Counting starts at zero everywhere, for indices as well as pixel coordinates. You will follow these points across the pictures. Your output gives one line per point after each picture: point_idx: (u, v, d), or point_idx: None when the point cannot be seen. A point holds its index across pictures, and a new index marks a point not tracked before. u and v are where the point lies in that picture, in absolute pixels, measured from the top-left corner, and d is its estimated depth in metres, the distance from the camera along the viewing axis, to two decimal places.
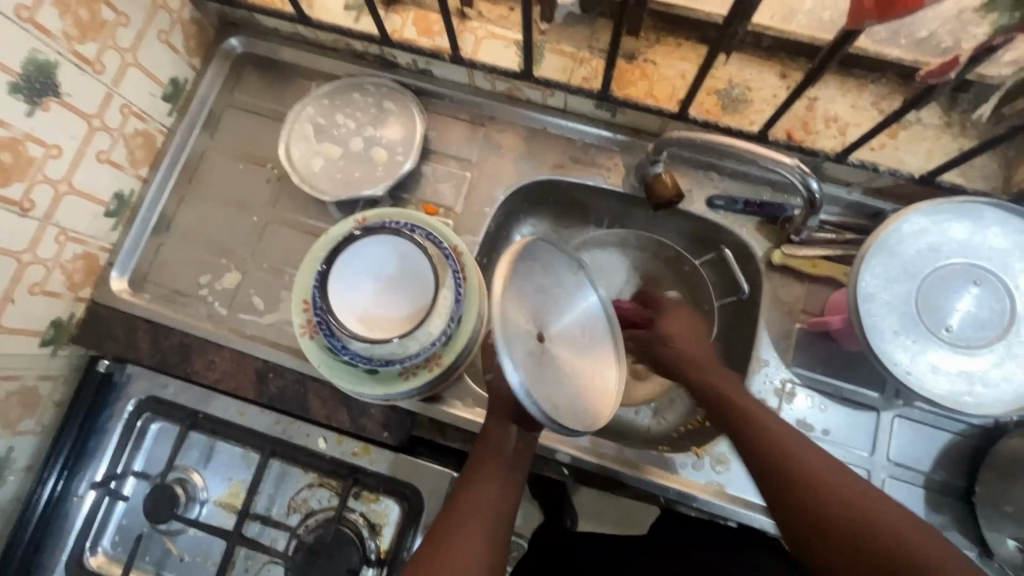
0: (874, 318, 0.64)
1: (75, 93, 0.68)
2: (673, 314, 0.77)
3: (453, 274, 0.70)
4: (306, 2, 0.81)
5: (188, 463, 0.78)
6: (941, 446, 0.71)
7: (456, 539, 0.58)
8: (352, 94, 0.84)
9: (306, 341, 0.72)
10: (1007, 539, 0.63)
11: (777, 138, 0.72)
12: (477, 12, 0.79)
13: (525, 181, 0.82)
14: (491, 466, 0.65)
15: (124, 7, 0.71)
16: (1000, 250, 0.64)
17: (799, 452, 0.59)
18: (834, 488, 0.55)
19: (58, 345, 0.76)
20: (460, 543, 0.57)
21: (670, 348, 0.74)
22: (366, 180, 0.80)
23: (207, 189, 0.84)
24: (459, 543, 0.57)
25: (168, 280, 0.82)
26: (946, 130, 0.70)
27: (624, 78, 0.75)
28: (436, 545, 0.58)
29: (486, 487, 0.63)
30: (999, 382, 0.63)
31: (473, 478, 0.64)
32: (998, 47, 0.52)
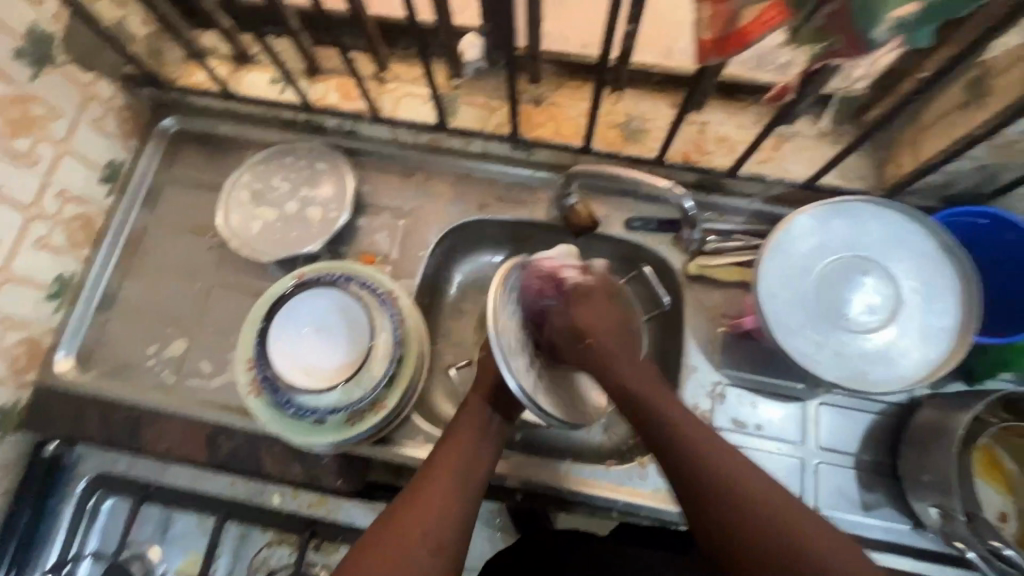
0: (779, 315, 0.69)
1: (10, 186, 0.71)
2: (597, 300, 0.70)
3: (389, 319, 0.74)
4: (233, 80, 0.87)
5: (143, 538, 0.80)
6: (865, 428, 0.76)
7: (426, 515, 0.58)
8: (285, 158, 0.88)
9: (253, 399, 0.74)
10: (931, 507, 0.68)
11: (674, 161, 0.79)
12: (394, 74, 0.86)
13: (455, 223, 0.87)
14: (467, 444, 0.65)
15: (54, 101, 0.75)
16: (880, 239, 0.71)
17: (730, 462, 0.57)
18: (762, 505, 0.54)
19: (4, 432, 0.76)
20: (430, 522, 0.58)
21: (586, 344, 0.66)
22: (303, 238, 0.84)
23: (150, 263, 0.87)
24: (430, 518, 0.58)
25: (115, 355, 0.83)
26: (822, 139, 0.78)
27: (532, 121, 0.82)
28: (404, 523, 0.57)
29: (461, 464, 0.63)
30: (900, 359, 0.68)
31: (447, 455, 0.64)
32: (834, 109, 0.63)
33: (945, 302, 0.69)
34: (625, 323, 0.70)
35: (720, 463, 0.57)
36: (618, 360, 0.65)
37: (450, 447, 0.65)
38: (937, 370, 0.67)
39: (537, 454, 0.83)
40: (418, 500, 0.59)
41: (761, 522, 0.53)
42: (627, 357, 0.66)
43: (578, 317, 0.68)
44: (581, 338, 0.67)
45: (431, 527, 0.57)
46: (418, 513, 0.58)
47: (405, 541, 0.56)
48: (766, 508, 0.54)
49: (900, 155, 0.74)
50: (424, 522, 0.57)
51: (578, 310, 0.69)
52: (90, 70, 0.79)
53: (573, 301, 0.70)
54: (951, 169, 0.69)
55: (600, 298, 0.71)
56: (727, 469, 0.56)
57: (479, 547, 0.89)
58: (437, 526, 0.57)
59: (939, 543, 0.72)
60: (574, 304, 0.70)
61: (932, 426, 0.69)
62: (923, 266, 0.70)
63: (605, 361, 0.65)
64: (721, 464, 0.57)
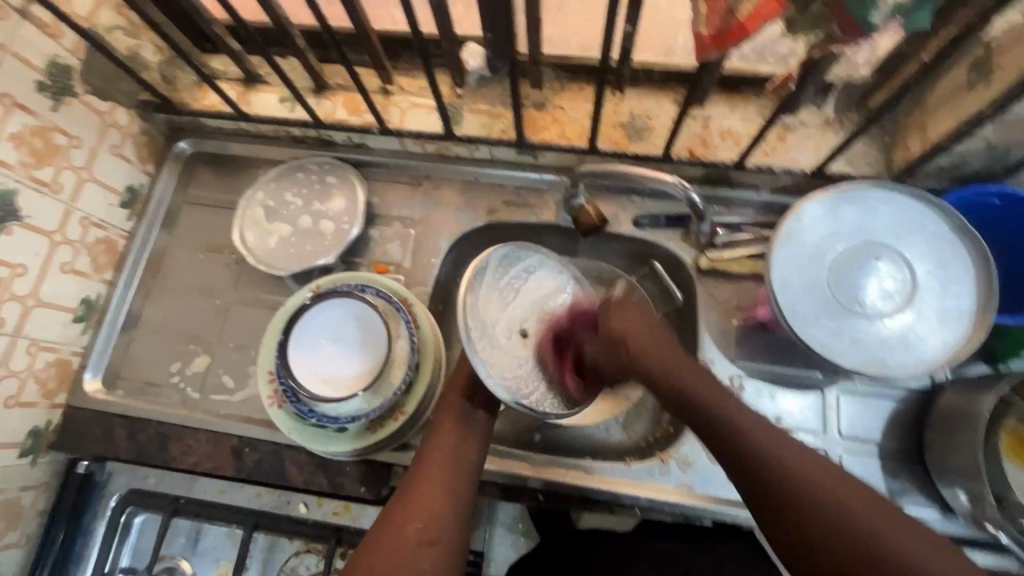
0: (793, 304, 0.69)
1: (36, 215, 0.74)
2: (633, 307, 0.73)
3: (405, 326, 0.74)
4: (243, 101, 0.89)
5: (175, 551, 0.81)
6: (887, 414, 0.75)
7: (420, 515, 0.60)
8: (297, 174, 0.90)
9: (276, 411, 0.75)
10: (959, 492, 0.67)
11: (679, 156, 0.79)
12: (399, 86, 0.87)
13: (465, 229, 0.88)
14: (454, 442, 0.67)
15: (75, 131, 0.78)
16: (892, 224, 0.70)
17: (799, 462, 0.56)
18: (801, 478, 0.55)
19: (38, 453, 0.78)
20: (427, 522, 0.59)
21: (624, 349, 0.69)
22: (317, 251, 0.86)
23: (171, 283, 0.89)
24: (426, 517, 0.59)
25: (141, 373, 0.85)
26: (829, 127, 0.78)
27: (536, 125, 0.83)
28: (403, 522, 0.59)
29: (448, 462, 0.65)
30: (918, 343, 0.68)
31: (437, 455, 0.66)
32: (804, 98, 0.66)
33: (962, 285, 0.68)
34: (652, 319, 0.72)
35: (761, 439, 0.59)
36: (658, 359, 0.67)
37: (440, 445, 0.67)
38: (957, 353, 0.66)
39: (556, 454, 0.83)
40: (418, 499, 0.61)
41: (797, 494, 0.54)
42: (656, 352, 0.68)
43: (615, 320, 0.71)
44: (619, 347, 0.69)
45: (429, 517, 0.59)
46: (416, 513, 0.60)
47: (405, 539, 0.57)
48: (805, 476, 0.55)
49: (908, 138, 0.73)
50: (421, 521, 0.59)
51: (611, 318, 0.72)
52: (108, 99, 0.81)
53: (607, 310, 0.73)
54: (960, 150, 0.68)
55: (627, 315, 0.72)
56: (766, 445, 0.58)
57: (503, 550, 0.89)
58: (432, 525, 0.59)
59: (969, 530, 0.70)
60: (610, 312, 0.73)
61: (955, 410, 0.68)
62: (937, 249, 0.69)
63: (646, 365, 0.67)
64: (760, 440, 0.59)
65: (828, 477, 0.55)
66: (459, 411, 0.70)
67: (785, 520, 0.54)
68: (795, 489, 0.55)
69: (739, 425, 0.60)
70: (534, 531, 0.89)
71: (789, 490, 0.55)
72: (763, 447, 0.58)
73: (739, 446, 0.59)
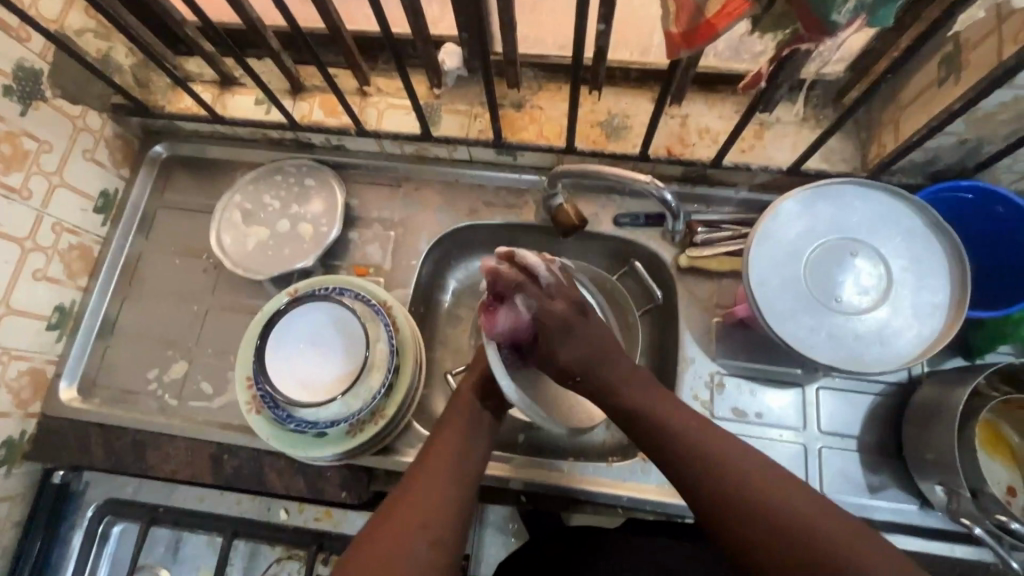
0: (771, 301, 0.69)
1: (6, 222, 0.73)
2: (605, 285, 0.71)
3: (384, 329, 0.74)
4: (219, 103, 0.88)
5: (155, 560, 0.80)
6: (866, 409, 0.76)
7: (426, 509, 0.59)
8: (274, 177, 0.89)
9: (254, 416, 0.75)
10: (936, 485, 0.68)
11: (657, 155, 0.79)
12: (376, 87, 0.87)
13: (445, 231, 0.87)
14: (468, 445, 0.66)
15: (45, 136, 0.76)
16: (868, 220, 0.71)
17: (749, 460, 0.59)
18: (750, 490, 0.56)
19: (12, 463, 0.77)
20: (434, 517, 0.58)
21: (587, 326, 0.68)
22: (295, 255, 0.85)
23: (148, 288, 0.88)
24: (431, 512, 0.59)
25: (117, 380, 0.84)
26: (805, 124, 0.78)
27: (514, 125, 0.83)
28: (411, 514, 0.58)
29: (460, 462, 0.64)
30: (894, 338, 0.68)
31: (447, 454, 0.65)
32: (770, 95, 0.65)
33: (937, 279, 0.69)
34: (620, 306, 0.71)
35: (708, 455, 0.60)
36: (614, 355, 0.67)
37: (454, 448, 0.66)
38: (932, 347, 0.67)
39: (540, 455, 0.83)
40: (423, 493, 0.60)
41: (752, 505, 0.55)
42: (613, 327, 0.69)
43: (587, 300, 0.69)
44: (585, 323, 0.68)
45: (430, 513, 0.58)
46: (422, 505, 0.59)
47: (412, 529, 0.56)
48: (758, 488, 0.56)
49: (882, 134, 0.74)
50: (428, 515, 0.58)
51: (580, 295, 0.70)
52: (78, 103, 0.80)
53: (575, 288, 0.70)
54: (932, 145, 0.69)
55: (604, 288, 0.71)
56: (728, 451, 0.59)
57: (493, 550, 0.89)
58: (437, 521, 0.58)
59: (946, 522, 0.71)
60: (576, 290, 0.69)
61: (931, 404, 0.69)
62: (912, 244, 0.70)
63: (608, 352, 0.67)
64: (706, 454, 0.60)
65: (777, 486, 0.56)
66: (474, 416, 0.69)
67: (734, 535, 0.55)
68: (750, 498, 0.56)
69: (686, 441, 0.61)
70: (524, 531, 0.89)
71: (738, 504, 0.56)
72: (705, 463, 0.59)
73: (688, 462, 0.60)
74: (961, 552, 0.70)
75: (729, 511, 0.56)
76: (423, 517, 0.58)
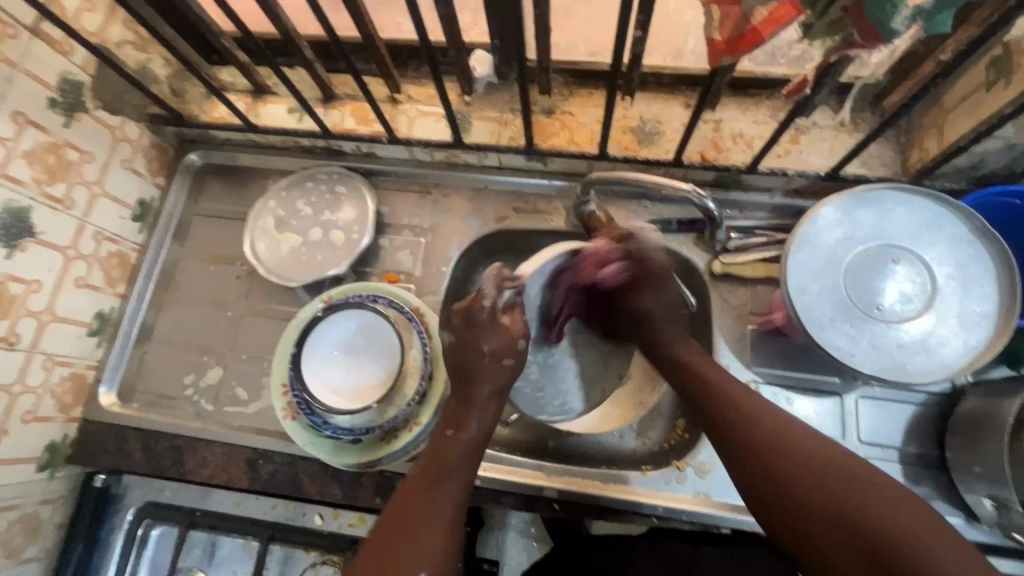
0: (810, 309, 0.68)
1: (50, 231, 0.75)
2: (659, 284, 0.74)
3: (418, 335, 0.74)
4: (252, 112, 0.89)
5: (192, 563, 0.81)
6: (908, 419, 0.74)
7: (421, 514, 0.61)
8: (306, 184, 0.90)
9: (289, 422, 0.75)
10: (983, 499, 0.66)
11: (691, 161, 0.78)
12: (407, 95, 0.87)
13: (475, 237, 0.87)
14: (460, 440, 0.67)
15: (87, 147, 0.78)
16: (910, 226, 0.69)
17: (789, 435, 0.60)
18: (808, 469, 0.57)
19: (54, 467, 0.79)
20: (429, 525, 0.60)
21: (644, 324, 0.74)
22: (328, 262, 0.85)
23: (183, 295, 0.89)
24: (426, 517, 0.60)
25: (154, 386, 0.85)
26: (843, 128, 0.77)
27: (545, 131, 0.83)
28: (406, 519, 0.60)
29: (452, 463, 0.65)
30: (939, 347, 0.66)
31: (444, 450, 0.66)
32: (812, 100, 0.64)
33: (983, 287, 0.67)
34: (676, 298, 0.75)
35: (759, 437, 0.61)
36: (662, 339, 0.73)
37: (446, 444, 0.67)
38: (979, 357, 0.65)
39: (571, 462, 0.83)
40: (417, 496, 0.62)
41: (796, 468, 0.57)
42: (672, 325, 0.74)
43: (646, 304, 0.73)
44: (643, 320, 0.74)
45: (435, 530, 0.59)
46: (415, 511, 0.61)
47: (408, 537, 0.59)
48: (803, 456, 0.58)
49: (924, 139, 0.72)
50: (425, 517, 0.60)
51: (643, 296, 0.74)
52: (118, 113, 0.82)
53: (636, 289, 0.74)
54: (979, 150, 0.67)
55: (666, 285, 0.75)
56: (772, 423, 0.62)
57: (515, 554, 0.90)
58: (439, 525, 0.59)
59: (993, 535, 0.69)
60: (637, 294, 0.74)
61: (978, 415, 0.67)
62: (956, 251, 0.68)
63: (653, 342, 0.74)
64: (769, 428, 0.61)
65: (838, 469, 0.56)
66: (481, 412, 0.68)
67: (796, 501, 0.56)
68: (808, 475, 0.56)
69: (742, 421, 0.63)
70: (546, 538, 0.90)
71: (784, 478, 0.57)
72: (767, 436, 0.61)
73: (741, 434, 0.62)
74: (1012, 568, 0.68)
75: (782, 485, 0.57)
76: (416, 523, 0.60)
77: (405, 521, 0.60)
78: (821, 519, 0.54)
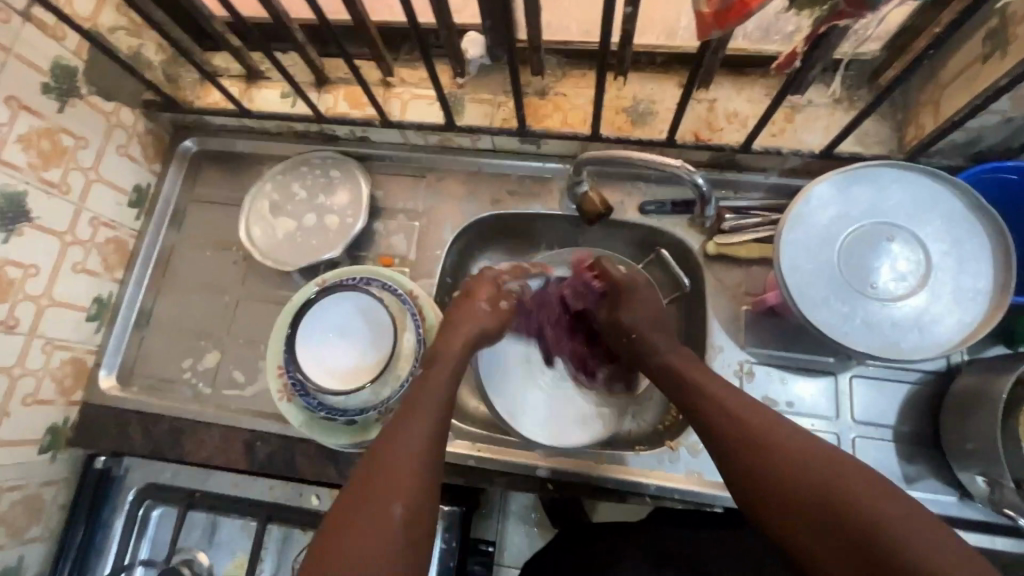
0: (804, 287, 0.67)
1: (47, 216, 0.75)
2: (640, 298, 0.75)
3: (411, 318, 0.75)
4: (246, 97, 0.89)
5: (192, 544, 0.82)
6: (903, 398, 0.74)
7: (396, 451, 0.57)
8: (300, 168, 0.90)
9: (285, 404, 0.76)
10: (977, 476, 0.66)
11: (684, 141, 0.78)
12: (400, 78, 0.87)
13: (469, 220, 0.87)
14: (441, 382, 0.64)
15: (81, 132, 0.78)
16: (905, 204, 0.69)
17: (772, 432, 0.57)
18: (783, 449, 0.55)
19: (57, 449, 0.80)
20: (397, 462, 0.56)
21: (631, 336, 0.73)
22: (322, 245, 0.86)
23: (180, 280, 0.90)
24: (401, 454, 0.56)
25: (152, 370, 0.86)
26: (838, 106, 0.76)
27: (538, 112, 0.82)
28: (386, 462, 0.56)
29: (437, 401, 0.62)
30: (932, 325, 0.66)
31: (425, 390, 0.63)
32: (803, 76, 0.64)
33: (978, 264, 0.67)
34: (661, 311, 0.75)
35: (758, 430, 0.58)
36: (656, 347, 0.71)
37: (430, 380, 0.64)
38: (973, 333, 0.65)
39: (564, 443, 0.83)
40: (397, 433, 0.58)
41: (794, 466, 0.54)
42: (656, 331, 0.72)
43: (623, 315, 0.75)
44: (625, 332, 0.74)
45: (404, 500, 0.53)
46: (396, 446, 0.57)
47: (378, 483, 0.54)
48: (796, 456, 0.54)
49: (921, 115, 0.71)
50: (393, 451, 0.56)
51: (624, 307, 0.75)
52: (112, 99, 0.82)
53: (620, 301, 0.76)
54: (974, 125, 0.66)
55: (640, 296, 0.75)
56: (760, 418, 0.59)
57: (516, 539, 0.91)
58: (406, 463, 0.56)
59: (986, 512, 0.69)
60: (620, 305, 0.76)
61: (971, 392, 0.67)
62: (951, 227, 0.68)
63: (638, 356, 0.73)
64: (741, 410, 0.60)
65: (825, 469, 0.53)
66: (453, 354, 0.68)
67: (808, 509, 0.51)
68: (781, 457, 0.55)
69: (741, 415, 0.60)
70: (548, 525, 0.90)
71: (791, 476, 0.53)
72: (734, 420, 0.59)
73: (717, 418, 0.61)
74: (1006, 545, 0.68)
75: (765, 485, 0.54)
76: (393, 465, 0.55)
77: (385, 463, 0.56)
78: (808, 517, 0.51)
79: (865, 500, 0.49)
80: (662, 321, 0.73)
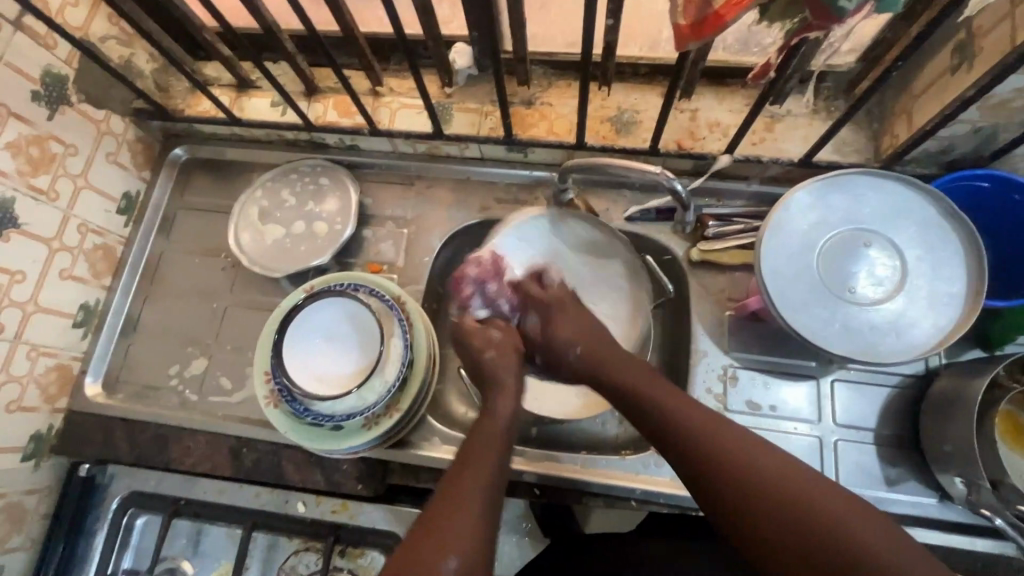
0: (784, 292, 0.69)
1: (35, 223, 0.76)
2: (572, 310, 0.75)
3: (399, 324, 0.75)
4: (236, 106, 0.90)
5: (176, 552, 0.82)
6: (883, 401, 0.75)
7: (458, 498, 0.55)
8: (289, 175, 0.91)
9: (272, 410, 0.76)
10: (955, 479, 0.67)
11: (668, 149, 0.79)
12: (389, 88, 0.88)
13: (457, 227, 0.88)
14: (500, 429, 0.65)
15: (71, 139, 0.79)
16: (881, 211, 0.70)
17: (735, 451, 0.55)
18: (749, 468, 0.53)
19: (40, 457, 0.80)
20: (465, 497, 0.55)
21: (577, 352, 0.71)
22: (311, 252, 0.86)
23: (168, 287, 0.90)
24: (462, 501, 0.55)
25: (139, 377, 0.86)
26: (816, 115, 0.78)
27: (525, 121, 0.84)
28: (448, 508, 0.54)
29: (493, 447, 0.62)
30: (909, 328, 0.67)
31: (483, 438, 0.63)
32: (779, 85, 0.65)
33: (952, 269, 0.68)
34: (595, 323, 0.74)
35: (727, 446, 0.56)
36: (610, 363, 0.69)
37: (484, 430, 0.64)
38: (947, 337, 0.66)
39: (552, 449, 0.84)
40: (461, 479, 0.57)
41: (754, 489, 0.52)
42: (605, 346, 0.71)
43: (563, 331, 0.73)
44: (569, 347, 0.72)
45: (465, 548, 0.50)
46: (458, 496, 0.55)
47: (446, 520, 0.52)
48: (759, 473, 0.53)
49: (895, 125, 0.73)
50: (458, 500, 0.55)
51: (557, 324, 0.74)
52: (102, 107, 0.83)
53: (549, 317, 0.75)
54: (946, 135, 0.68)
55: (574, 309, 0.75)
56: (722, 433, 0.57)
57: (507, 551, 0.88)
58: (468, 510, 0.54)
59: (967, 515, 0.70)
60: (551, 321, 0.75)
61: (949, 394, 0.68)
62: (926, 233, 0.69)
63: (603, 362, 0.69)
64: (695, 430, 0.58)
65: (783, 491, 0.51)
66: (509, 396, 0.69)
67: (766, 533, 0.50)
68: (730, 458, 0.55)
69: (713, 429, 0.57)
70: (539, 535, 0.88)
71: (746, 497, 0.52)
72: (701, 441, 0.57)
73: (676, 439, 0.59)
74: (985, 546, 0.69)
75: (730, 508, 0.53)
76: (453, 508, 0.54)
77: (446, 509, 0.54)
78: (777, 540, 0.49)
79: (831, 520, 0.48)
80: (600, 333, 0.73)
